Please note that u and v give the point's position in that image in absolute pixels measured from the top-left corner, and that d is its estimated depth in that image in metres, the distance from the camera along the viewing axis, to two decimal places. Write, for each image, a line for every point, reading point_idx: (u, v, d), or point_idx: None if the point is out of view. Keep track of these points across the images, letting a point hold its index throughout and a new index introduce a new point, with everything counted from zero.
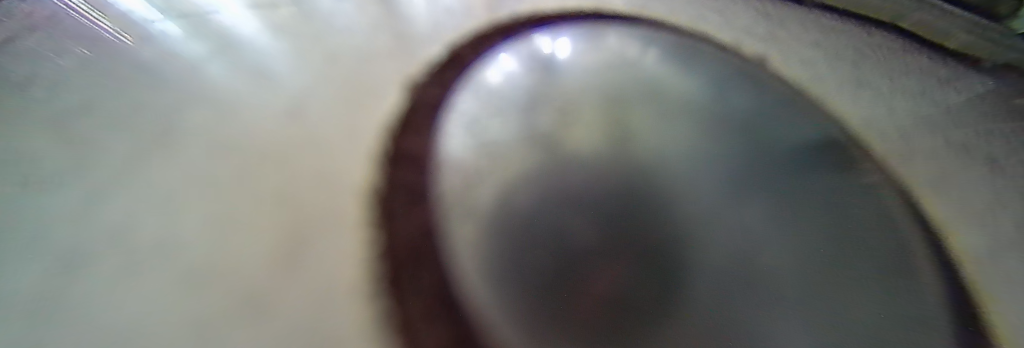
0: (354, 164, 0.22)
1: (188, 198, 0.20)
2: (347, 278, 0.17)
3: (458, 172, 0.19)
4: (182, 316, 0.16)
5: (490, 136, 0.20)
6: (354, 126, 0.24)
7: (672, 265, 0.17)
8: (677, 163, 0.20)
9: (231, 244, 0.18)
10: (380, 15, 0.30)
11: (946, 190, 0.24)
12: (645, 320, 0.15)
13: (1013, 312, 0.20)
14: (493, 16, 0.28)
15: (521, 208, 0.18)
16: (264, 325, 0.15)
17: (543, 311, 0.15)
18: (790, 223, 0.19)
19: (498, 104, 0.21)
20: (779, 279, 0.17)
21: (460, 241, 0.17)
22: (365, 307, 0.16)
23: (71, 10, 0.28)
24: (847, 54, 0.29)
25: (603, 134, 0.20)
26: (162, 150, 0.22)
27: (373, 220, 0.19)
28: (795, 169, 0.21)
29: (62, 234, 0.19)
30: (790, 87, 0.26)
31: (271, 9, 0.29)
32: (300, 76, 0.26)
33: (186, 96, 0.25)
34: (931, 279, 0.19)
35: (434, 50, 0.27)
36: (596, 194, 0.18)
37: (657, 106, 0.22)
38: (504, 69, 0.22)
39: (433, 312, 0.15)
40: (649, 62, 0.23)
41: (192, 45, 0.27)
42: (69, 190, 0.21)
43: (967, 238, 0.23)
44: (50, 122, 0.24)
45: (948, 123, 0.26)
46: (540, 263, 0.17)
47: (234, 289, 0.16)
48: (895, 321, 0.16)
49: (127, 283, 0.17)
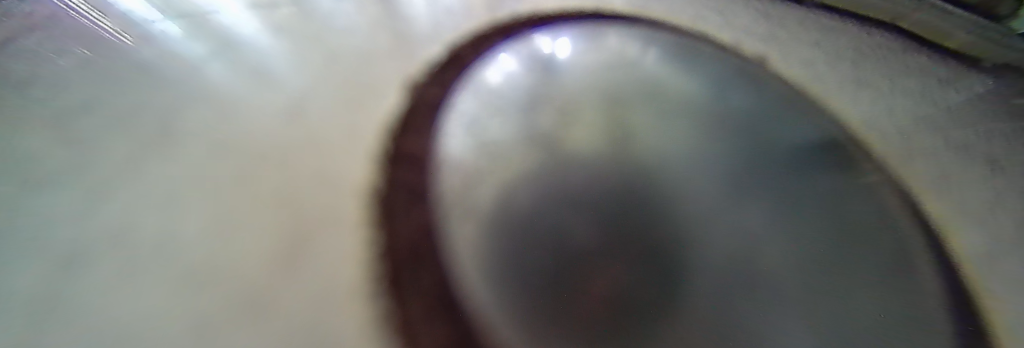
0: (354, 164, 0.22)
1: (188, 198, 0.20)
2: (347, 279, 0.17)
3: (458, 172, 0.19)
4: (183, 316, 0.16)
5: (490, 136, 0.20)
6: (354, 126, 0.24)
7: (673, 265, 0.17)
8: (678, 162, 0.20)
9: (231, 244, 0.18)
10: (380, 16, 0.30)
11: (948, 190, 0.24)
12: (645, 320, 0.15)
13: (1011, 311, 0.20)
14: (492, 16, 0.28)
15: (522, 207, 0.18)
16: (264, 325, 0.15)
17: (543, 311, 0.15)
18: (790, 224, 0.19)
19: (498, 104, 0.21)
20: (780, 280, 0.17)
21: (460, 240, 0.17)
22: (366, 308, 0.16)
23: (71, 10, 0.28)
24: (847, 53, 0.29)
25: (604, 134, 0.20)
26: (162, 150, 0.22)
27: (373, 220, 0.20)
28: (793, 170, 0.21)
29: (61, 234, 0.19)
30: (789, 87, 0.26)
31: (271, 9, 0.29)
32: (300, 76, 0.26)
33: (186, 95, 0.25)
34: (931, 279, 0.19)
35: (434, 50, 0.27)
36: (597, 194, 0.18)
37: (657, 105, 0.22)
38: (504, 69, 0.22)
39: (432, 311, 0.15)
40: (649, 62, 0.23)
41: (192, 45, 0.27)
42: (67, 190, 0.21)
43: (968, 238, 0.23)
44: (49, 123, 0.24)
45: (949, 123, 0.26)
46: (540, 263, 0.16)
47: (234, 288, 0.16)
48: (896, 322, 0.16)
49: (126, 284, 0.16)
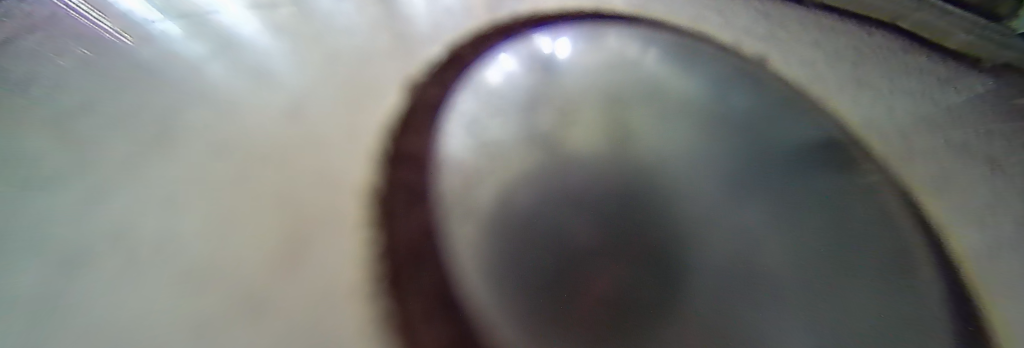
0: (354, 165, 0.22)
1: (188, 198, 0.20)
2: (348, 279, 0.17)
3: (458, 172, 0.19)
4: (183, 317, 0.16)
5: (490, 136, 0.20)
6: (354, 126, 0.24)
7: (672, 265, 0.17)
8: (677, 163, 0.20)
9: (232, 244, 0.18)
10: (381, 16, 0.30)
11: (948, 190, 0.24)
12: (644, 321, 0.15)
13: (1010, 311, 0.20)
14: (492, 16, 0.28)
15: (522, 207, 0.18)
16: (265, 324, 0.15)
17: (545, 312, 0.15)
18: (789, 224, 0.19)
19: (498, 103, 0.21)
20: (780, 282, 0.17)
21: (460, 240, 0.17)
22: (366, 308, 0.16)
23: (70, 9, 0.28)
24: (846, 53, 0.29)
25: (604, 134, 0.20)
26: (162, 151, 0.23)
27: (373, 220, 0.20)
28: (795, 171, 0.21)
29: (60, 233, 0.19)
30: (790, 87, 0.26)
31: (271, 9, 0.29)
32: (300, 76, 0.26)
33: (186, 96, 0.25)
34: (931, 278, 0.19)
35: (434, 50, 0.27)
36: (597, 195, 0.18)
37: (656, 105, 0.22)
38: (504, 69, 0.22)
39: (432, 310, 0.15)
40: (649, 62, 0.23)
41: (192, 45, 0.27)
42: (65, 191, 0.21)
43: (967, 238, 0.23)
44: (51, 123, 0.24)
45: (947, 123, 0.26)
46: (540, 263, 0.16)
47: (234, 288, 0.16)
48: (896, 322, 0.16)
49: (127, 284, 0.16)
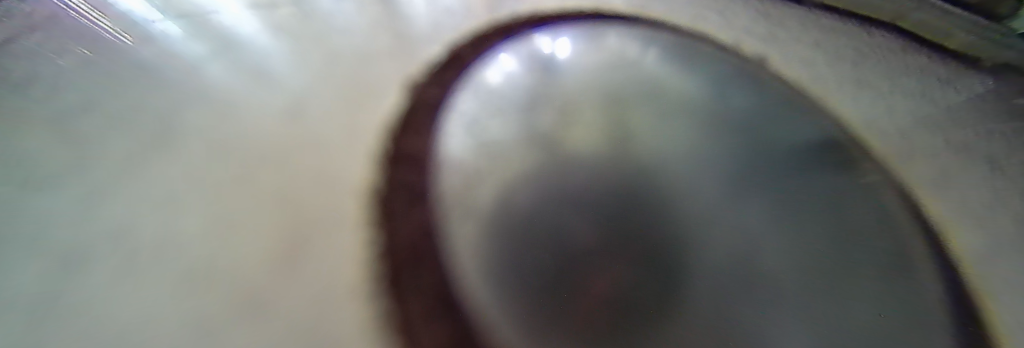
0: (354, 165, 0.22)
1: (188, 198, 0.20)
2: (348, 279, 0.17)
3: (458, 172, 0.19)
4: (182, 318, 0.16)
5: (490, 135, 0.19)
6: (354, 126, 0.24)
7: (670, 265, 0.17)
8: (678, 163, 0.20)
9: (230, 244, 0.18)
10: (380, 15, 0.30)
11: (947, 190, 0.24)
12: (642, 322, 0.16)
13: (1009, 312, 0.21)
14: (492, 16, 0.28)
15: (522, 206, 0.18)
16: (264, 323, 0.15)
17: (545, 312, 0.15)
18: (790, 224, 0.19)
19: (498, 104, 0.21)
20: (779, 282, 0.17)
21: (460, 241, 0.17)
22: (366, 309, 0.16)
23: (70, 10, 0.28)
24: (847, 53, 0.29)
25: (604, 133, 0.20)
26: (161, 151, 0.22)
27: (374, 221, 0.20)
28: (796, 171, 0.21)
29: (63, 233, 0.19)
30: (790, 87, 0.26)
31: (271, 8, 0.29)
32: (299, 75, 0.26)
33: (185, 94, 0.25)
34: (931, 279, 0.19)
35: (434, 51, 0.27)
36: (596, 195, 0.18)
37: (657, 105, 0.22)
38: (504, 69, 0.22)
39: (433, 311, 0.15)
40: (649, 63, 0.23)
41: (192, 44, 0.27)
42: (65, 191, 0.21)
43: (968, 238, 0.23)
44: (50, 123, 0.24)
45: (948, 123, 0.26)
46: (540, 262, 0.16)
47: (233, 289, 0.16)
48: (894, 320, 0.16)
49: (127, 286, 0.17)
